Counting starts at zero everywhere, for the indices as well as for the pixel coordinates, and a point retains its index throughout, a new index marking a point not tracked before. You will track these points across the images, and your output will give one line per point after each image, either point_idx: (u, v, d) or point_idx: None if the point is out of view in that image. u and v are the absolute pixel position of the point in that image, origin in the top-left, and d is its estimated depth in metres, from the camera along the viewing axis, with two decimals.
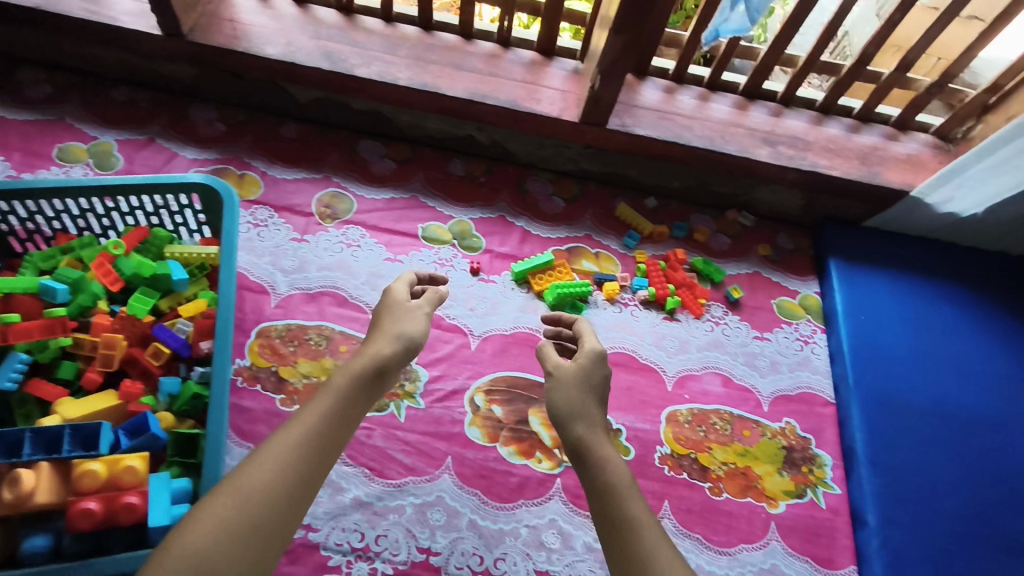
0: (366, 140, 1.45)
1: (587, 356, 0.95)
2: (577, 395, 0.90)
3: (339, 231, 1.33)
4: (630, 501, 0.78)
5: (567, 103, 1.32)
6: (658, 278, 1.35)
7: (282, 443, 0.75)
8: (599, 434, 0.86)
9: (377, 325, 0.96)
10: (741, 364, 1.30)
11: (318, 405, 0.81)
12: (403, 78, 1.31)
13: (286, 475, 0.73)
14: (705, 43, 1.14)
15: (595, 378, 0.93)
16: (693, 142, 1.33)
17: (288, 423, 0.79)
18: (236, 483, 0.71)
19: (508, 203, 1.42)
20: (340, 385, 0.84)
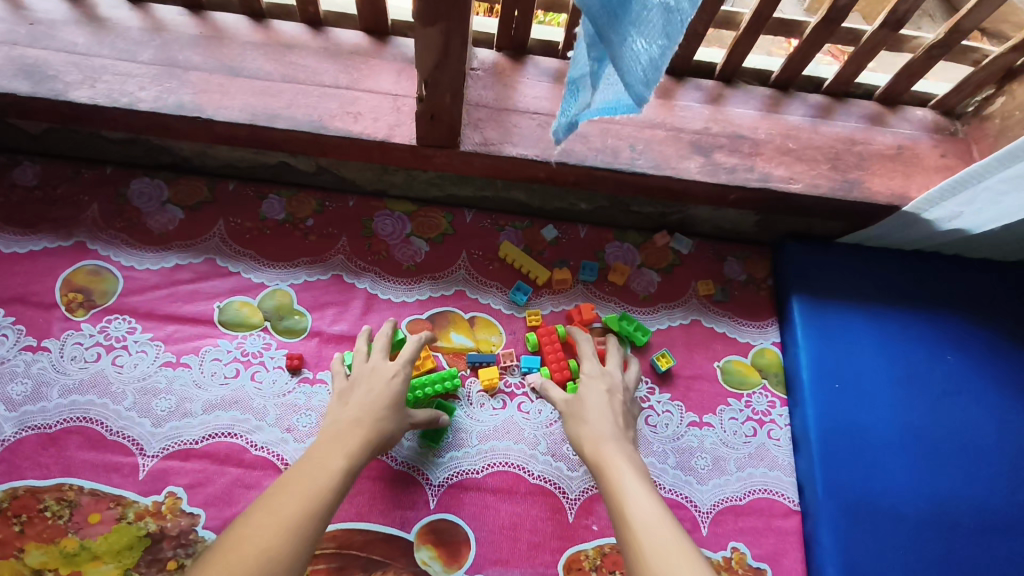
0: (141, 180, 1.04)
1: (590, 377, 0.89)
2: (586, 418, 0.83)
3: (95, 327, 0.93)
4: (639, 497, 0.69)
5: (400, 115, 0.92)
6: (555, 353, 0.97)
7: (298, 496, 0.64)
8: (608, 447, 0.78)
9: (367, 383, 0.82)
10: (672, 468, 0.94)
11: (326, 464, 0.69)
12: (146, 98, 0.89)
13: (301, 537, 0.60)
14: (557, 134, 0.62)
15: (598, 398, 0.86)
16: (589, 158, 0.92)
17: (294, 477, 0.67)
18: (245, 534, 0.58)
19: (347, 254, 1.02)
20: (349, 448, 0.72)
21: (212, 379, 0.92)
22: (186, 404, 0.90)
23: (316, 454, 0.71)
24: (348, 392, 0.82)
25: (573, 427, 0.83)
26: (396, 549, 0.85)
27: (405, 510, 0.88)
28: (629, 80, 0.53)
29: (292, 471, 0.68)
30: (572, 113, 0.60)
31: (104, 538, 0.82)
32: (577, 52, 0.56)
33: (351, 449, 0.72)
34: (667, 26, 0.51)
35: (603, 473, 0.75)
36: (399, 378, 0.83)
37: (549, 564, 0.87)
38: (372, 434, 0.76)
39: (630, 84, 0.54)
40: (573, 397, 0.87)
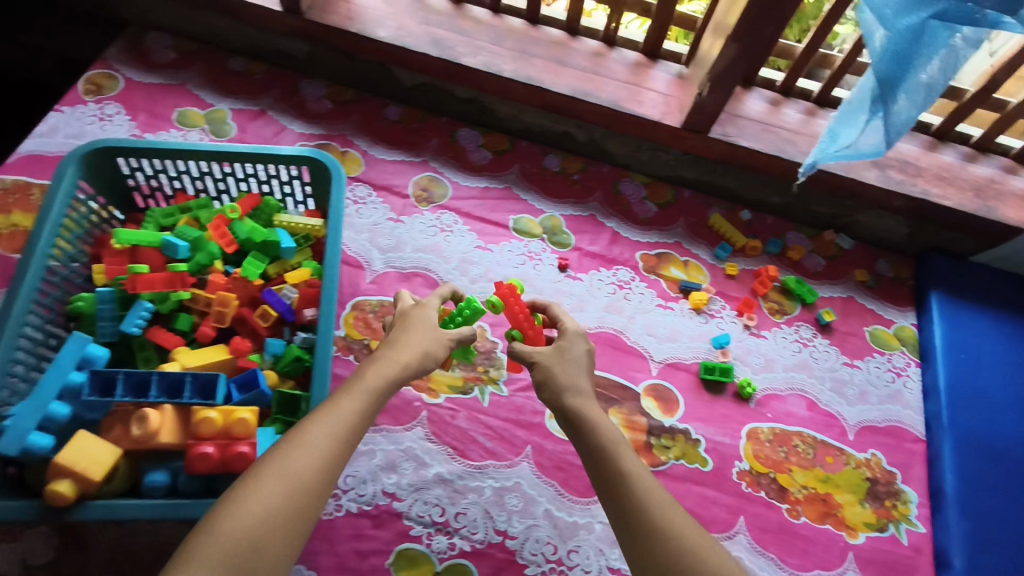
0: (466, 129, 1.47)
1: (574, 332, 0.97)
2: (571, 382, 0.91)
3: (433, 215, 1.35)
4: (627, 455, 0.82)
5: (669, 107, 1.32)
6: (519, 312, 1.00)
7: (324, 425, 0.75)
8: (591, 404, 0.89)
9: (401, 325, 0.94)
10: (829, 390, 1.25)
11: (352, 401, 0.79)
12: (507, 70, 1.33)
13: (330, 469, 0.72)
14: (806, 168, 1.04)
15: (577, 362, 0.94)
16: (797, 158, 1.30)
17: (327, 410, 0.77)
18: (284, 461, 0.70)
19: (600, 202, 1.42)
20: (375, 381, 0.82)
21: (509, 262, 1.32)
22: (491, 274, 1.30)
23: (346, 390, 0.81)
24: (395, 332, 0.93)
25: (551, 378, 0.92)
26: (629, 394, 1.20)
27: (634, 372, 1.23)
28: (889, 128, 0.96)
29: (322, 405, 0.79)
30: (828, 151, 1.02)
31: None
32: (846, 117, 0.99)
33: (374, 384, 0.82)
34: (924, 99, 0.94)
35: (587, 430, 0.85)
36: (427, 314, 0.95)
37: (735, 430, 1.19)
38: (404, 364, 0.86)
39: (892, 129, 0.96)
40: (554, 347, 0.95)
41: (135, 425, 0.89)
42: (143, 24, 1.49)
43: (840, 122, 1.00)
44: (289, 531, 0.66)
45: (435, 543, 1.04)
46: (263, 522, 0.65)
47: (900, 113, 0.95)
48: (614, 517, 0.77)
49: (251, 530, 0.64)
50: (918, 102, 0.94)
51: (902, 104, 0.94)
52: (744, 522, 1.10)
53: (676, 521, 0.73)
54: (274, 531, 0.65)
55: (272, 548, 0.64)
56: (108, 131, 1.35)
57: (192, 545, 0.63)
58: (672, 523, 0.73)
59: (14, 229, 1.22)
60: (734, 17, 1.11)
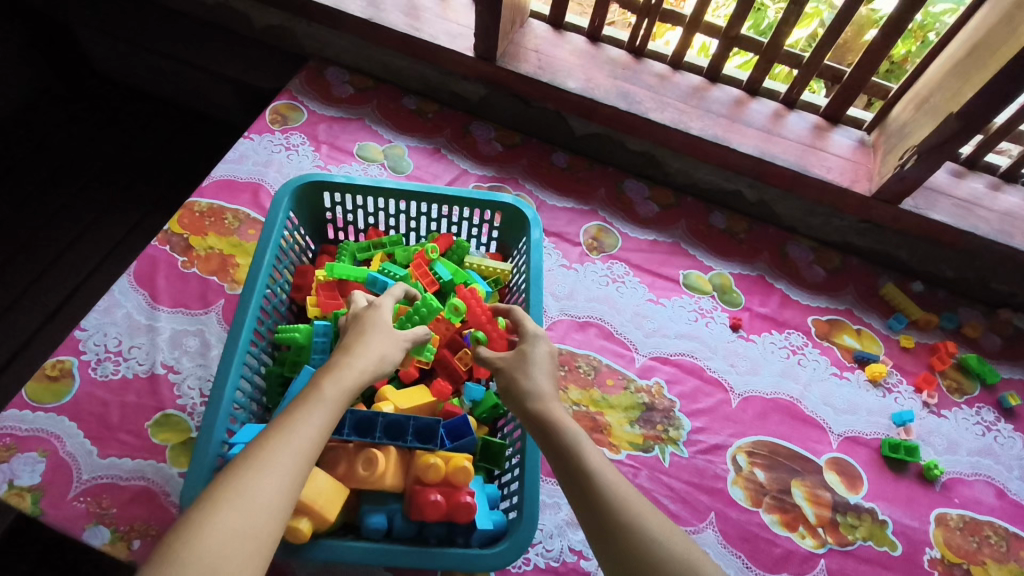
0: (632, 180, 1.49)
1: (533, 334, 0.94)
2: (536, 391, 0.86)
3: (604, 265, 1.35)
4: (595, 455, 0.77)
5: (857, 175, 1.32)
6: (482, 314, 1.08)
7: (279, 437, 0.68)
8: (556, 406, 0.85)
9: (355, 327, 0.87)
10: (1017, 479, 1.20)
11: (310, 412, 0.72)
12: (695, 127, 1.36)
13: (284, 493, 0.65)
14: None
15: (543, 368, 0.90)
16: (990, 235, 1.28)
17: (277, 426, 0.70)
18: (237, 488, 0.63)
19: (768, 263, 1.41)
20: (337, 393, 0.76)
21: (682, 318, 1.31)
22: (664, 329, 1.29)
23: (300, 403, 0.74)
24: (351, 336, 0.86)
25: (514, 385, 0.88)
26: (811, 466, 1.17)
27: (815, 443, 1.19)
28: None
29: (280, 415, 0.72)
30: None
31: (617, 396, 1.19)
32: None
33: (333, 393, 0.75)
34: None
35: (557, 437, 0.80)
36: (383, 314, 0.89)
37: (923, 513, 1.14)
38: (363, 372, 0.80)
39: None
40: (514, 354, 0.92)
41: (361, 465, 0.87)
42: (325, 60, 1.58)
43: None
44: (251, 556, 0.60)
45: None
46: (221, 554, 0.58)
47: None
48: (588, 526, 0.72)
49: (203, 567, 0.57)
50: None
51: None
52: None
53: (653, 521, 0.69)
54: (235, 558, 0.59)
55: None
56: (294, 161, 1.41)
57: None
58: (650, 523, 0.69)
59: (210, 251, 1.26)
60: (956, 98, 1.11)
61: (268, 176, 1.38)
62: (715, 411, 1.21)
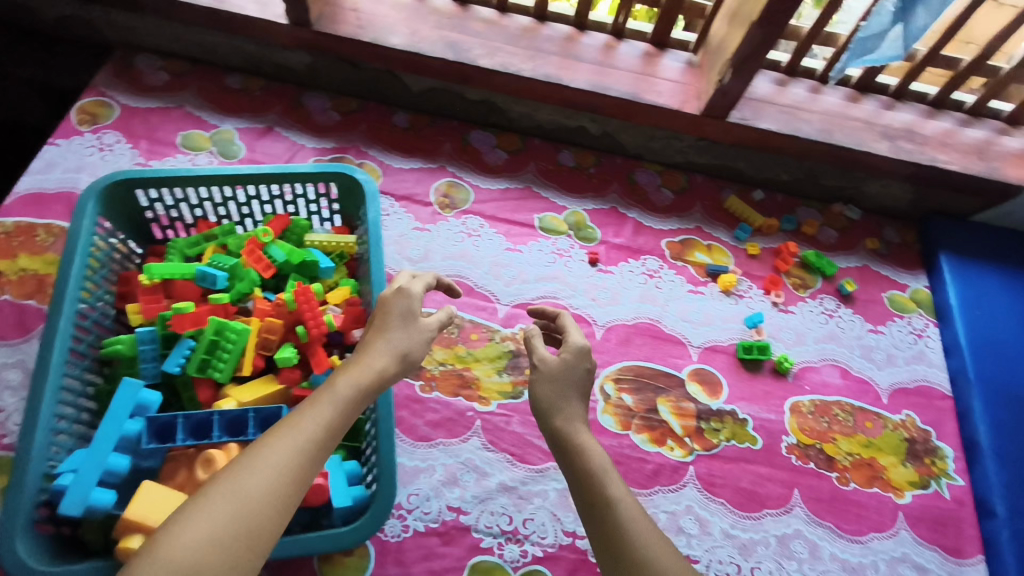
0: (477, 131, 1.47)
1: (575, 348, 0.94)
2: (564, 409, 0.89)
3: (458, 220, 1.34)
4: (613, 478, 0.80)
5: (687, 95, 1.34)
6: (309, 307, 1.02)
7: (286, 440, 0.71)
8: (580, 428, 0.87)
9: (378, 319, 0.89)
10: (858, 357, 1.30)
11: (319, 413, 0.75)
12: (526, 69, 1.33)
13: (281, 487, 0.68)
14: (842, 68, 1.22)
15: (573, 381, 0.91)
16: (812, 136, 1.34)
17: (287, 423, 0.73)
18: (238, 477, 0.67)
19: (619, 194, 1.43)
20: (349, 390, 0.78)
21: (539, 261, 1.32)
22: (524, 274, 1.30)
23: (313, 400, 0.77)
24: (374, 326, 0.88)
25: (540, 395, 0.91)
26: (674, 382, 1.22)
27: (676, 358, 1.25)
28: (908, 35, 1.09)
29: (289, 414, 0.76)
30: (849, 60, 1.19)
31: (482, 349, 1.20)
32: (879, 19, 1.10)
33: (347, 393, 0.78)
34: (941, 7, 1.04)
35: (576, 456, 0.83)
36: (410, 304, 0.89)
37: (778, 405, 1.22)
38: (374, 371, 0.81)
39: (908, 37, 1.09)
40: (547, 361, 0.93)
41: (200, 468, 0.85)
42: (131, 47, 1.45)
43: (864, 32, 1.12)
44: (228, 558, 0.62)
45: (507, 553, 1.02)
46: (214, 541, 0.62)
47: (915, 24, 1.07)
48: (601, 553, 0.74)
49: (197, 549, 0.61)
50: (934, 12, 1.05)
51: (921, 15, 1.05)
52: (799, 495, 1.14)
53: (657, 553, 0.72)
54: (217, 555, 0.62)
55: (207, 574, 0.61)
56: (109, 161, 1.30)
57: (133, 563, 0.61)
58: (657, 557, 0.71)
59: (23, 274, 1.15)
60: (757, 4, 1.14)
61: (81, 182, 1.26)
62: None
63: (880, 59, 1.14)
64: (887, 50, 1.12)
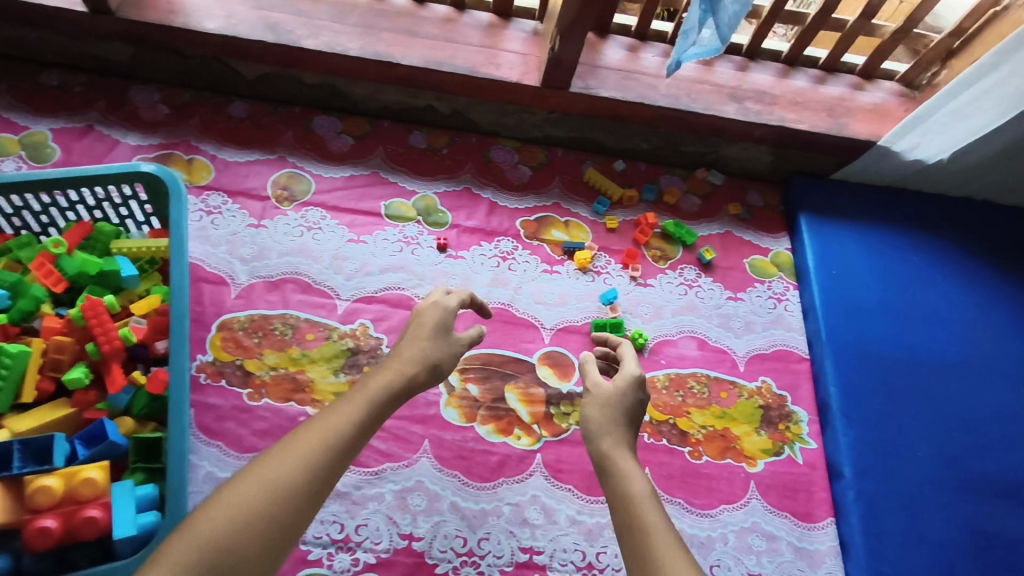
0: (322, 116, 1.38)
1: (626, 375, 0.97)
2: (611, 414, 0.92)
3: (297, 214, 1.27)
4: (632, 472, 0.83)
5: (528, 67, 1.27)
6: (99, 324, 0.96)
7: (318, 434, 0.75)
8: (618, 449, 0.87)
9: (409, 338, 0.95)
10: (716, 326, 1.29)
11: (353, 408, 0.80)
12: (354, 48, 1.24)
13: (314, 470, 0.71)
14: (668, 76, 1.05)
15: (627, 398, 0.94)
16: (660, 102, 1.29)
17: (320, 419, 0.78)
18: (271, 461, 0.71)
19: (473, 174, 1.37)
20: (381, 391, 0.84)
21: (384, 251, 1.26)
22: (367, 266, 1.24)
23: (348, 398, 0.82)
24: (407, 336, 0.96)
25: (592, 418, 0.92)
26: (523, 367, 1.18)
27: (528, 343, 1.20)
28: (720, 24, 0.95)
29: (323, 410, 0.80)
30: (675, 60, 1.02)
31: (318, 349, 1.14)
32: (689, 15, 0.97)
33: (381, 394, 0.84)
34: None
35: (615, 474, 0.83)
36: (441, 314, 0.98)
37: None
38: (403, 373, 0.88)
39: (721, 27, 0.96)
40: (603, 388, 0.96)
41: None
42: None
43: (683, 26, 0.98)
44: (251, 546, 0.64)
45: (337, 562, 0.98)
46: (245, 519, 0.65)
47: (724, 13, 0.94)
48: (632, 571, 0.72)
49: (224, 528, 0.64)
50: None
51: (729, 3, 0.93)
52: (650, 473, 1.12)
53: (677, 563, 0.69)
54: (244, 536, 0.64)
55: (231, 558, 0.63)
56: None
57: (168, 541, 0.63)
58: (673, 565, 0.69)
59: None
60: None
61: None
62: None
63: (701, 55, 1.01)
64: (706, 45, 0.99)
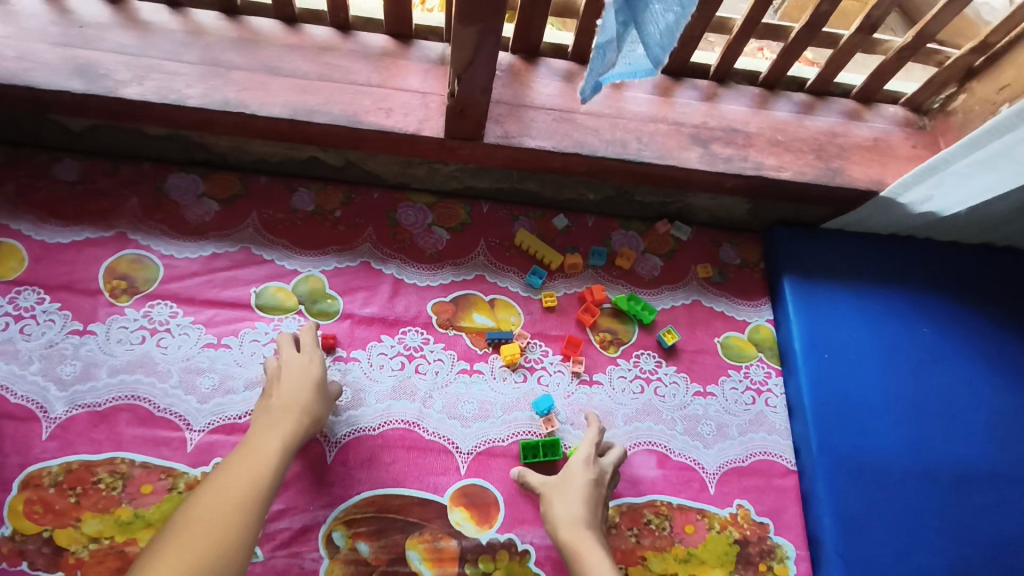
0: (177, 174, 1.08)
1: (580, 461, 0.91)
2: (569, 504, 0.86)
3: (138, 312, 0.98)
4: (595, 565, 0.79)
5: (429, 111, 0.98)
6: None
7: (241, 481, 0.72)
8: (580, 536, 0.83)
9: (285, 375, 0.89)
10: (682, 435, 1.02)
11: (263, 449, 0.77)
12: (194, 95, 0.93)
13: (243, 511, 0.69)
14: (582, 98, 0.69)
15: (582, 485, 0.88)
16: (602, 150, 1.01)
17: (234, 465, 0.74)
18: (197, 515, 0.67)
19: (373, 242, 1.09)
20: (285, 431, 0.81)
21: (252, 359, 0.97)
22: (229, 381, 0.95)
23: (251, 446, 0.78)
24: (269, 389, 0.87)
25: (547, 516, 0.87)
26: (431, 511, 0.92)
27: (437, 476, 0.94)
28: (650, 41, 0.63)
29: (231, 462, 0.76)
30: (594, 77, 0.67)
31: (157, 507, 0.87)
32: (604, 23, 0.63)
33: (286, 432, 0.81)
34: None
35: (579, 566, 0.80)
36: (314, 365, 0.91)
37: None
38: (303, 416, 0.84)
39: (651, 45, 0.63)
40: (556, 478, 0.90)
41: None
42: None
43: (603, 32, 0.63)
44: None
45: None
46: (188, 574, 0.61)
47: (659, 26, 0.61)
48: None
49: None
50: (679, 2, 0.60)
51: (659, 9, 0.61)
52: None
53: None
54: None
55: None
56: None
57: None
58: None
59: None
60: None
61: None
62: (301, 480, 0.91)
63: (627, 77, 0.68)
64: (631, 64, 0.67)
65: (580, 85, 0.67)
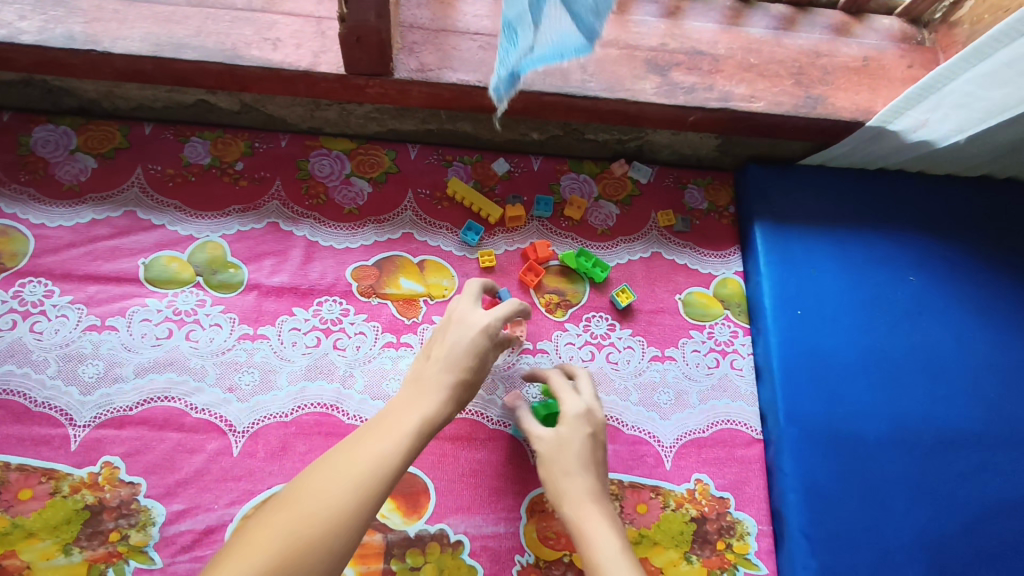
0: (44, 127, 0.94)
1: (573, 415, 0.78)
2: (564, 467, 0.74)
3: (6, 292, 0.85)
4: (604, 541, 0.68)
5: (325, 42, 0.82)
6: None
7: (354, 458, 0.60)
8: (589, 508, 0.71)
9: (448, 335, 0.76)
10: (636, 406, 0.92)
11: (399, 425, 0.65)
12: (28, 29, 0.77)
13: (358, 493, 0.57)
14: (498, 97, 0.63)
15: (580, 445, 0.76)
16: (536, 83, 0.85)
17: (353, 441, 0.63)
18: (296, 493, 0.56)
19: (282, 200, 0.95)
20: (426, 406, 0.68)
21: (143, 341, 0.85)
22: (117, 368, 0.84)
23: (379, 420, 0.65)
24: (430, 344, 0.76)
25: (546, 480, 0.75)
26: None
27: None
28: (578, 9, 0.58)
29: (352, 436, 0.64)
30: (510, 68, 0.61)
31: (38, 514, 0.77)
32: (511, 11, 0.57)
33: (428, 409, 0.67)
34: None
35: (584, 542, 0.68)
36: (483, 333, 0.76)
37: (511, 508, 0.85)
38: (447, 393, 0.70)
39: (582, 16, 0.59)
40: (551, 434, 0.77)
41: None
42: None
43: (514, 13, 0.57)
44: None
45: None
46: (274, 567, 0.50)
47: None
48: None
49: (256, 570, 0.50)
50: None
51: None
52: None
53: None
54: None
55: None
56: None
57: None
58: None
59: None
60: None
61: None
62: (203, 476, 0.81)
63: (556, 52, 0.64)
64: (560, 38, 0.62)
65: (493, 78, 0.61)
